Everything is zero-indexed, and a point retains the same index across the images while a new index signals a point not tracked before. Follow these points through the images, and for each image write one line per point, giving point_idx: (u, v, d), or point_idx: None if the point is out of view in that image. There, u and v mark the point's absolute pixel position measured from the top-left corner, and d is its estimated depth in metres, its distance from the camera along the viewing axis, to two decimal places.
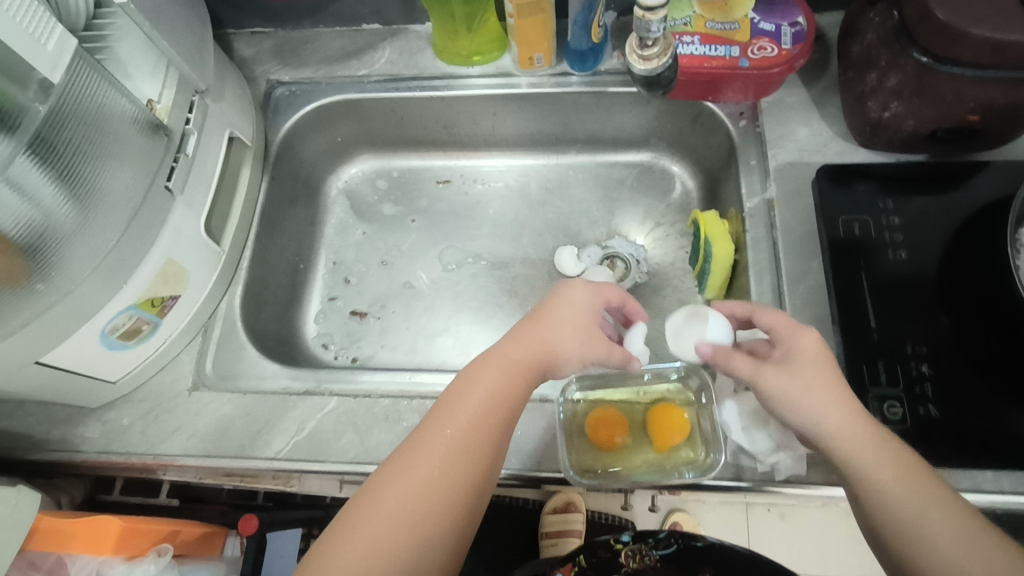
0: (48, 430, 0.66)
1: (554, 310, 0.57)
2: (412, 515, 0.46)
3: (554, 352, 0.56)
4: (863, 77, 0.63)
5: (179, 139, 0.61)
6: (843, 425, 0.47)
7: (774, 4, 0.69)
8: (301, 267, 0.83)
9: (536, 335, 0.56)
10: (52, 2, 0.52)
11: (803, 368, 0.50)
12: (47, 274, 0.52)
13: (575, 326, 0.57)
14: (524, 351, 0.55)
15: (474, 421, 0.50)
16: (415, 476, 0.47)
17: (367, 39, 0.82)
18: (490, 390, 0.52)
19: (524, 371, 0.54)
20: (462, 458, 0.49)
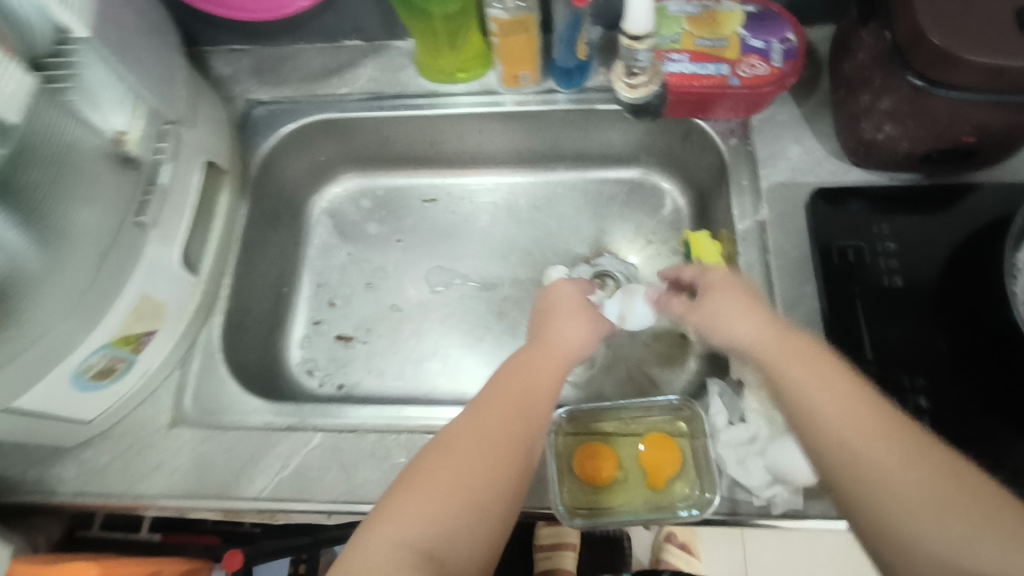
0: (22, 471, 0.63)
1: (568, 309, 0.63)
2: (459, 496, 0.47)
3: (575, 346, 0.61)
4: (855, 98, 0.62)
5: (151, 170, 0.59)
6: (759, 336, 0.52)
7: (764, 20, 0.67)
8: (284, 291, 0.81)
9: (557, 332, 0.61)
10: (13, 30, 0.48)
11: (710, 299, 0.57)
12: (17, 319, 0.50)
13: (588, 324, 0.63)
14: (548, 346, 0.59)
15: (513, 408, 0.53)
16: (459, 460, 0.49)
17: (347, 56, 0.79)
18: (524, 381, 0.55)
19: (553, 363, 0.58)
20: (505, 442, 0.51)
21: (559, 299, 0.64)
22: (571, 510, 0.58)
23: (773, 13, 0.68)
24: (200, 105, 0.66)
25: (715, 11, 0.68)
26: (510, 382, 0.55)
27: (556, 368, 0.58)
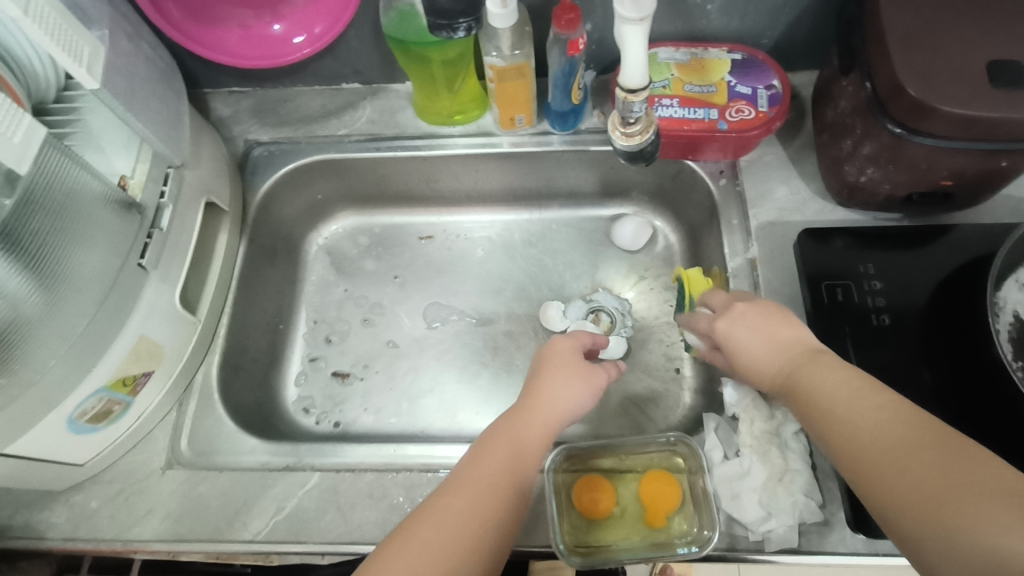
0: (11, 515, 0.62)
1: (564, 364, 0.62)
2: (440, 560, 0.45)
3: (569, 407, 0.59)
4: (838, 142, 0.64)
5: (153, 214, 0.59)
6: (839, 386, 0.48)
7: (749, 67, 0.70)
8: (281, 327, 0.81)
9: (547, 392, 0.59)
10: (18, 77, 0.51)
11: (745, 321, 0.58)
12: (12, 367, 0.49)
13: (583, 382, 0.61)
14: (538, 406, 0.57)
15: (497, 471, 0.51)
16: (441, 522, 0.47)
17: (346, 98, 0.81)
18: (513, 441, 0.54)
19: (539, 424, 0.56)
20: (487, 504, 0.49)
21: (552, 356, 0.63)
22: (571, 549, 0.57)
23: (758, 60, 0.71)
24: (201, 148, 0.67)
25: (703, 58, 0.71)
26: (505, 440, 0.54)
27: (546, 431, 0.56)
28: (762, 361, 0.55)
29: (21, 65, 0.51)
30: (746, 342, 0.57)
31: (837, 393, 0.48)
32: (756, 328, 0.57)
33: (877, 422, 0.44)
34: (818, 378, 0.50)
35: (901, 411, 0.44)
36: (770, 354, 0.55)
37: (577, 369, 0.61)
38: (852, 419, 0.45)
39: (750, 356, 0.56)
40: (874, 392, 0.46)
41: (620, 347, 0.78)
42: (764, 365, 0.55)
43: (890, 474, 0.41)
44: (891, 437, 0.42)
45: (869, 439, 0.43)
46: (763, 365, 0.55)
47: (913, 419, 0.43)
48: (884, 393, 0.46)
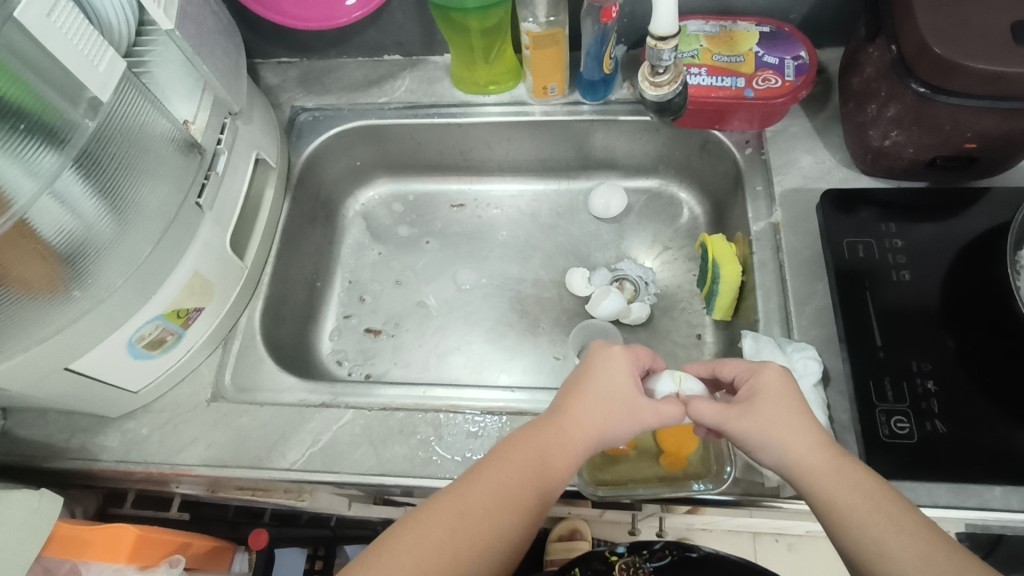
0: (68, 438, 0.67)
1: (602, 384, 0.55)
2: (449, 555, 0.47)
3: (601, 430, 0.53)
4: (863, 108, 0.66)
5: (211, 158, 0.64)
6: (826, 468, 0.48)
7: (777, 39, 0.73)
8: (318, 284, 0.85)
9: (582, 411, 0.53)
10: (98, 26, 0.54)
11: (764, 408, 0.51)
12: (84, 282, 0.54)
13: (630, 409, 0.53)
14: (570, 423, 0.53)
15: (518, 482, 0.50)
16: (456, 517, 0.48)
17: (388, 69, 0.85)
18: (541, 456, 0.51)
19: (575, 444, 0.52)
20: (502, 516, 0.49)
21: (607, 365, 0.56)
22: (594, 483, 0.60)
23: (786, 33, 0.73)
24: (254, 106, 0.72)
25: (731, 31, 0.74)
26: (530, 453, 0.52)
27: (574, 450, 0.52)
28: (799, 452, 0.49)
29: (99, 12, 0.54)
30: (770, 435, 0.50)
31: (856, 499, 0.46)
32: (775, 414, 0.51)
33: (872, 507, 0.46)
34: (811, 462, 0.49)
35: (890, 502, 0.46)
36: (802, 442, 0.49)
37: (631, 387, 0.54)
38: (859, 513, 0.46)
39: (773, 447, 0.50)
40: (859, 476, 0.47)
41: (645, 311, 0.80)
42: (791, 455, 0.49)
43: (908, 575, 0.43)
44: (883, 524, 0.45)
45: (871, 522, 0.45)
46: (797, 454, 0.49)
47: (903, 514, 0.45)
48: (869, 479, 0.47)
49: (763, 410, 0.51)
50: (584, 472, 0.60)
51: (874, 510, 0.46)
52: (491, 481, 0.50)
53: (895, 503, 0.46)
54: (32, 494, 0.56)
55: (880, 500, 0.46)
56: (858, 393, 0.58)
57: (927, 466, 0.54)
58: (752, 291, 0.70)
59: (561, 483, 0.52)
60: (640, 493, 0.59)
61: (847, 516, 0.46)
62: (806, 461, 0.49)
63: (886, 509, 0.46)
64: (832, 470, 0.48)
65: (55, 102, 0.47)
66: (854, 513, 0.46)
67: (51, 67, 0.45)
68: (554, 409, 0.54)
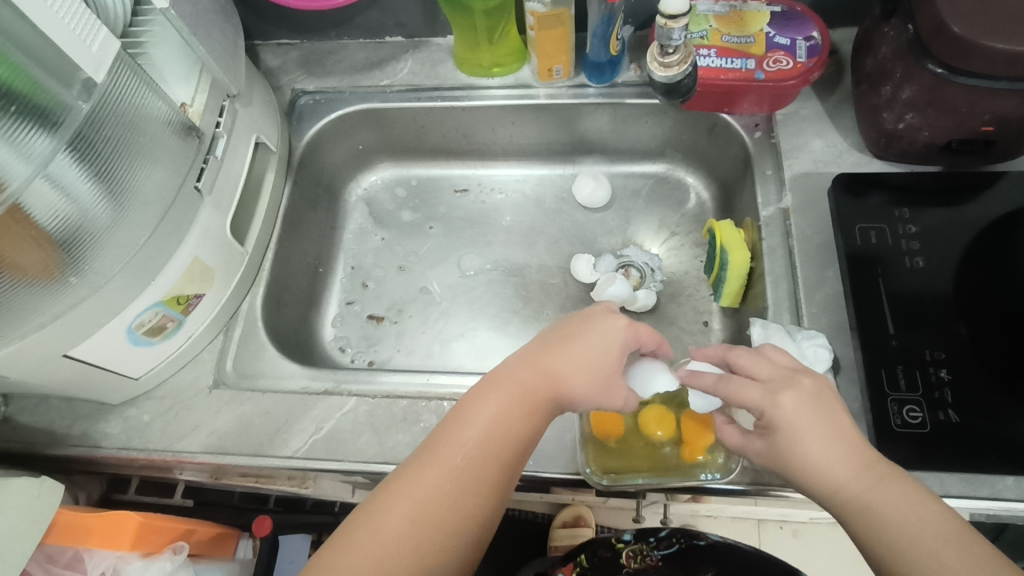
0: (70, 425, 0.66)
1: (579, 353, 0.54)
2: (413, 546, 0.46)
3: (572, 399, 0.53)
4: (877, 90, 0.65)
5: (209, 141, 0.62)
6: (842, 484, 0.47)
7: (789, 19, 0.71)
8: (320, 270, 0.84)
9: (554, 380, 0.52)
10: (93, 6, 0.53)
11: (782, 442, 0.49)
12: (81, 268, 0.53)
13: (612, 385, 0.54)
14: (541, 396, 0.52)
15: (487, 462, 0.49)
16: (422, 503, 0.47)
17: (389, 51, 0.83)
18: (504, 431, 0.50)
19: (540, 415, 0.52)
20: (471, 499, 0.48)
21: (597, 334, 0.54)
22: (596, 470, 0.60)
23: (798, 13, 0.71)
24: (253, 89, 0.71)
25: (742, 10, 0.72)
26: (494, 429, 0.50)
27: (539, 421, 0.52)
28: (820, 469, 0.47)
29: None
30: (792, 455, 0.48)
31: (873, 514, 0.45)
32: (793, 444, 0.48)
33: (886, 518, 0.45)
34: (826, 476, 0.47)
35: (907, 511, 0.44)
36: (825, 468, 0.47)
37: (614, 358, 0.54)
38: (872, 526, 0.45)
39: (794, 474, 0.49)
40: (875, 488, 0.46)
41: (652, 297, 0.79)
42: (815, 480, 0.48)
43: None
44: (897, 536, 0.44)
45: (884, 533, 0.44)
46: (823, 470, 0.47)
47: (919, 523, 0.44)
48: (886, 490, 0.46)
49: (777, 446, 0.49)
50: (587, 458, 0.60)
51: (888, 521, 0.44)
52: (451, 462, 0.49)
53: (912, 513, 0.44)
54: (33, 481, 0.56)
55: (896, 511, 0.45)
56: (868, 382, 0.57)
57: (939, 456, 0.53)
58: (761, 277, 0.69)
59: (525, 454, 0.51)
60: (642, 481, 0.59)
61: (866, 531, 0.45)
62: (824, 483, 0.47)
63: (900, 520, 0.44)
64: (851, 486, 0.46)
65: (48, 84, 0.46)
66: (885, 522, 0.44)
67: (42, 46, 0.44)
68: (517, 374, 0.52)
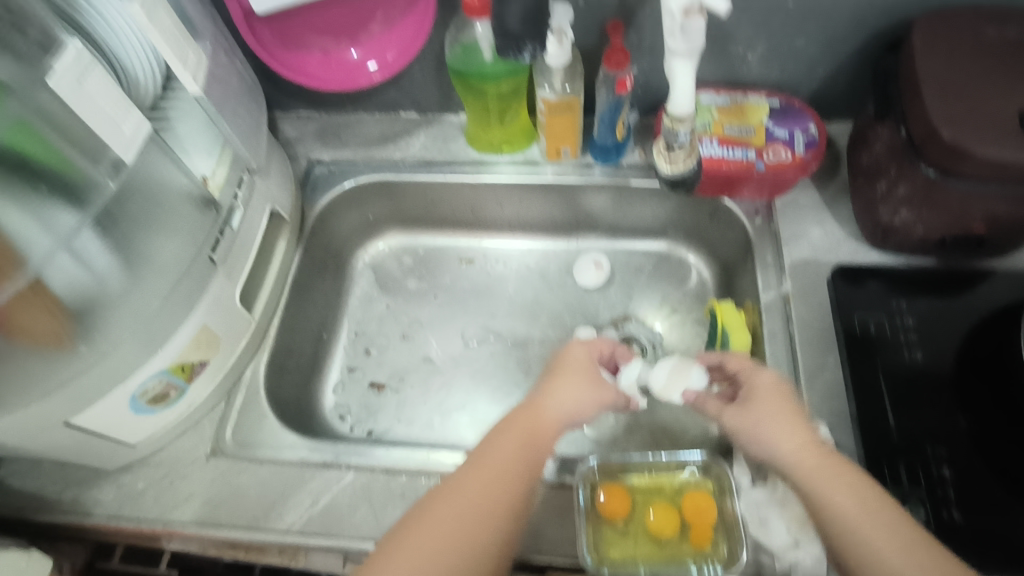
0: (62, 491, 0.65)
1: (570, 371, 0.61)
2: (446, 542, 0.49)
3: (570, 409, 0.59)
4: (873, 185, 0.67)
5: (227, 213, 0.63)
6: (798, 451, 0.52)
7: (787, 113, 0.74)
8: (324, 336, 0.84)
9: (555, 394, 0.59)
10: (124, 82, 0.55)
11: (758, 405, 0.55)
12: (91, 336, 0.53)
13: (599, 390, 0.60)
14: (555, 420, 0.58)
15: (505, 484, 0.53)
16: (450, 518, 0.51)
17: (403, 125, 0.86)
18: (515, 438, 0.55)
19: (546, 423, 0.57)
20: (495, 498, 0.52)
21: (573, 357, 0.62)
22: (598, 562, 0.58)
23: (796, 107, 0.75)
24: (272, 160, 0.73)
25: (742, 103, 0.75)
26: (504, 438, 0.56)
27: (546, 427, 0.57)
28: (781, 437, 0.53)
29: (129, 72, 0.56)
30: (762, 425, 0.54)
31: (830, 482, 0.50)
32: (767, 414, 0.55)
33: (839, 484, 0.50)
34: (784, 444, 0.53)
35: (852, 481, 0.50)
36: (792, 438, 0.53)
37: (592, 370, 0.61)
38: (824, 487, 0.50)
39: (763, 445, 0.54)
40: (830, 462, 0.51)
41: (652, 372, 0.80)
42: (782, 450, 0.53)
43: (865, 543, 0.47)
44: (844, 499, 0.49)
45: (836, 494, 0.50)
46: (781, 441, 0.53)
47: (862, 490, 0.50)
48: (843, 468, 0.51)
49: (754, 413, 0.55)
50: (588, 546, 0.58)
51: (840, 487, 0.50)
52: (468, 472, 0.54)
53: (859, 482, 0.50)
54: (21, 554, 0.55)
55: (842, 477, 0.50)
56: (871, 477, 0.56)
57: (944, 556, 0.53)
58: (763, 362, 0.69)
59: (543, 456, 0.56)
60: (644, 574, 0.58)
61: (819, 496, 0.50)
62: (790, 454, 0.52)
63: (849, 484, 0.50)
64: (814, 464, 0.51)
65: (71, 159, 0.48)
66: (835, 493, 0.50)
67: (73, 125, 0.46)
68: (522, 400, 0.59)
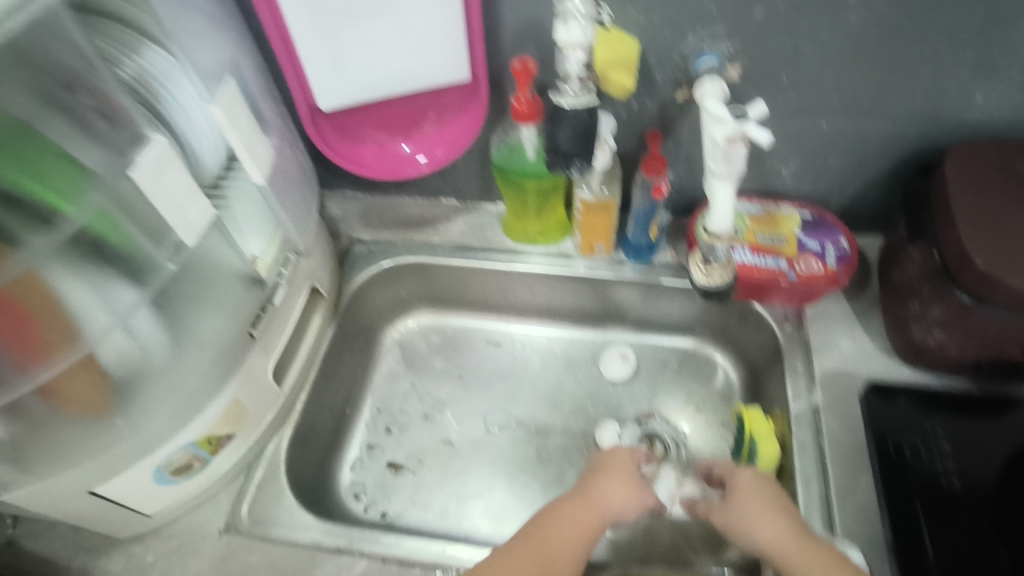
0: (72, 557, 0.65)
1: (611, 474, 0.65)
2: None
3: (613, 509, 0.63)
4: (906, 304, 0.68)
5: (271, 291, 0.65)
6: (775, 535, 0.57)
7: (818, 226, 0.76)
8: (346, 411, 0.84)
9: (599, 492, 0.63)
10: (192, 161, 0.56)
11: (744, 499, 0.61)
12: (130, 410, 0.54)
13: (639, 492, 0.65)
14: (599, 518, 0.61)
15: (562, 563, 0.57)
16: None
17: (443, 210, 0.89)
18: (554, 531, 0.59)
19: (589, 521, 0.61)
20: None
21: (613, 461, 0.67)
22: None
23: (827, 220, 0.76)
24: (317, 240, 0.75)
25: (774, 213, 0.77)
26: (545, 531, 0.59)
27: (588, 525, 0.60)
28: (759, 524, 0.58)
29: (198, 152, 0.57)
30: (745, 514, 0.60)
31: (806, 559, 0.54)
32: (750, 505, 0.60)
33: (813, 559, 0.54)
34: (763, 527, 0.58)
35: (826, 557, 0.54)
36: (770, 524, 0.58)
37: (632, 473, 0.66)
38: (802, 563, 0.54)
39: (749, 535, 0.58)
40: (804, 542, 0.55)
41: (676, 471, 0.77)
42: (763, 536, 0.57)
43: None
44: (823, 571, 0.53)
45: (819, 570, 0.53)
46: (756, 527, 0.58)
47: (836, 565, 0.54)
48: (815, 543, 0.55)
49: (742, 509, 0.60)
50: None
51: (816, 563, 0.54)
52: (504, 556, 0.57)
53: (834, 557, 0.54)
54: None
55: (816, 554, 0.54)
56: None
57: None
58: (792, 476, 0.67)
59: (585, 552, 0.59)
60: None
61: (800, 573, 0.54)
62: (770, 540, 0.57)
63: (824, 558, 0.54)
64: (793, 543, 0.56)
65: (140, 243, 0.49)
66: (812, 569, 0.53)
67: (146, 212, 0.47)
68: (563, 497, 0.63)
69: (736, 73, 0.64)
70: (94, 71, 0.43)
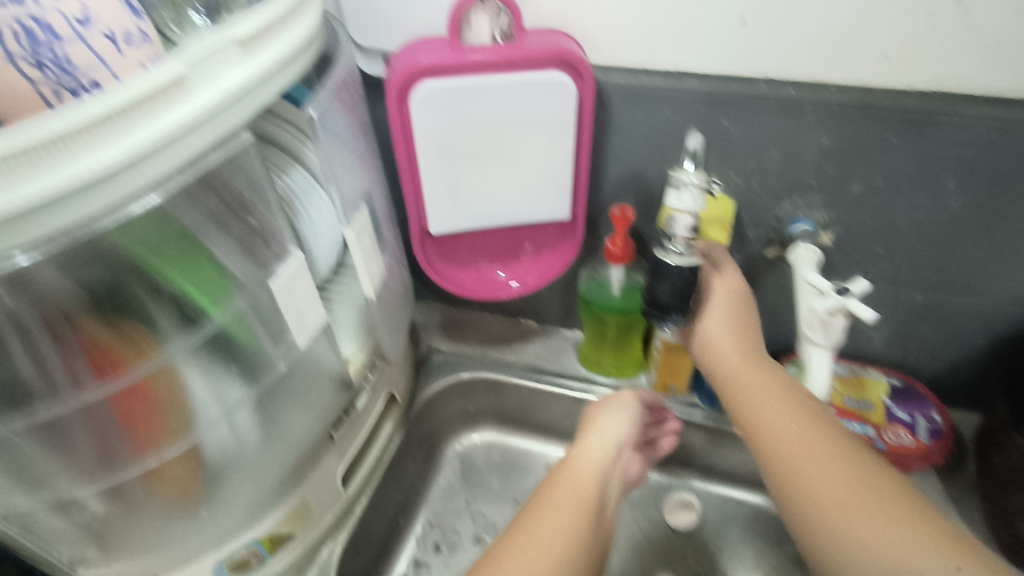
0: None
1: (605, 406, 0.68)
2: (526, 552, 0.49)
3: (617, 431, 0.64)
4: (1008, 495, 0.64)
5: (355, 395, 0.68)
6: (730, 356, 0.63)
7: (907, 394, 0.73)
8: (399, 521, 0.83)
9: (598, 425, 0.65)
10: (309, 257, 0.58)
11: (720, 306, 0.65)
12: (212, 502, 0.57)
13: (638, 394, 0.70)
14: (608, 448, 0.62)
15: (576, 473, 0.58)
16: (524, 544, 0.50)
17: (521, 330, 0.93)
18: (553, 497, 0.55)
19: (599, 434, 0.63)
20: (556, 536, 0.51)
21: (605, 422, 0.65)
22: None
23: (918, 390, 0.74)
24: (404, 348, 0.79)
25: (861, 375, 0.75)
26: (554, 491, 0.56)
27: (602, 437, 0.63)
28: (724, 350, 0.64)
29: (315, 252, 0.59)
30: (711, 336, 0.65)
31: (799, 437, 0.54)
32: (724, 312, 0.65)
33: (802, 432, 0.55)
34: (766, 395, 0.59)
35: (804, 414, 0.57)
36: (732, 346, 0.64)
37: (630, 426, 0.66)
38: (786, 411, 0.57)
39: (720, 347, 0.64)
40: (787, 387, 0.59)
41: None
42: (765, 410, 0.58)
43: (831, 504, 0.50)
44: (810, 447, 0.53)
45: (802, 449, 0.54)
46: (722, 357, 0.64)
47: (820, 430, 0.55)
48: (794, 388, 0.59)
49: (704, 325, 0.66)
50: None
51: (805, 439, 0.54)
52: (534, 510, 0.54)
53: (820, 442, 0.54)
54: None
55: (810, 441, 0.54)
56: None
57: None
58: None
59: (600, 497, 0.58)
60: None
61: (788, 447, 0.54)
62: (738, 371, 0.62)
63: (817, 443, 0.54)
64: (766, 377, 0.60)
65: (260, 340, 0.53)
66: (798, 445, 0.54)
67: (273, 316, 0.52)
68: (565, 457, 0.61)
69: (829, 239, 0.66)
70: (259, 196, 0.48)
